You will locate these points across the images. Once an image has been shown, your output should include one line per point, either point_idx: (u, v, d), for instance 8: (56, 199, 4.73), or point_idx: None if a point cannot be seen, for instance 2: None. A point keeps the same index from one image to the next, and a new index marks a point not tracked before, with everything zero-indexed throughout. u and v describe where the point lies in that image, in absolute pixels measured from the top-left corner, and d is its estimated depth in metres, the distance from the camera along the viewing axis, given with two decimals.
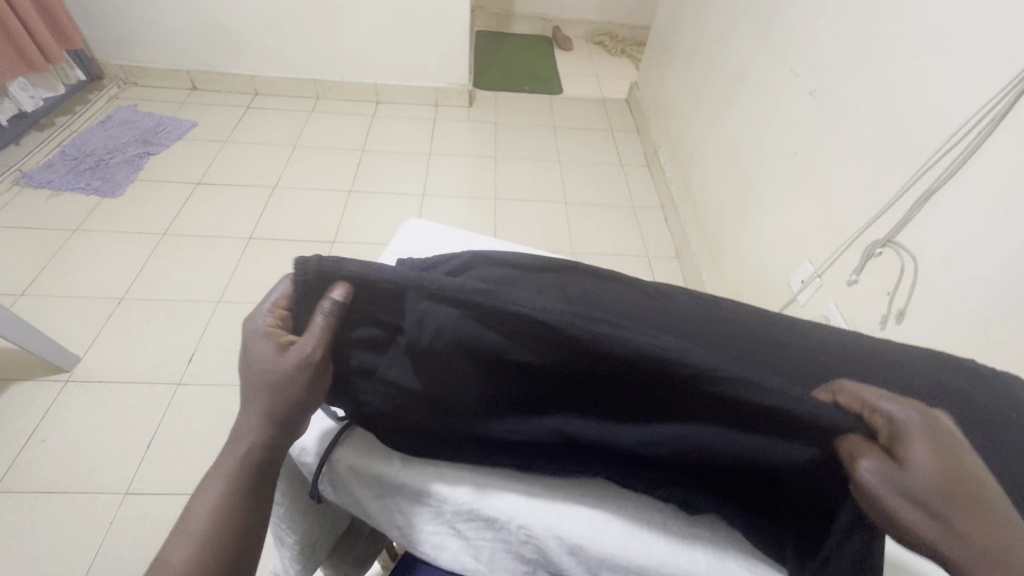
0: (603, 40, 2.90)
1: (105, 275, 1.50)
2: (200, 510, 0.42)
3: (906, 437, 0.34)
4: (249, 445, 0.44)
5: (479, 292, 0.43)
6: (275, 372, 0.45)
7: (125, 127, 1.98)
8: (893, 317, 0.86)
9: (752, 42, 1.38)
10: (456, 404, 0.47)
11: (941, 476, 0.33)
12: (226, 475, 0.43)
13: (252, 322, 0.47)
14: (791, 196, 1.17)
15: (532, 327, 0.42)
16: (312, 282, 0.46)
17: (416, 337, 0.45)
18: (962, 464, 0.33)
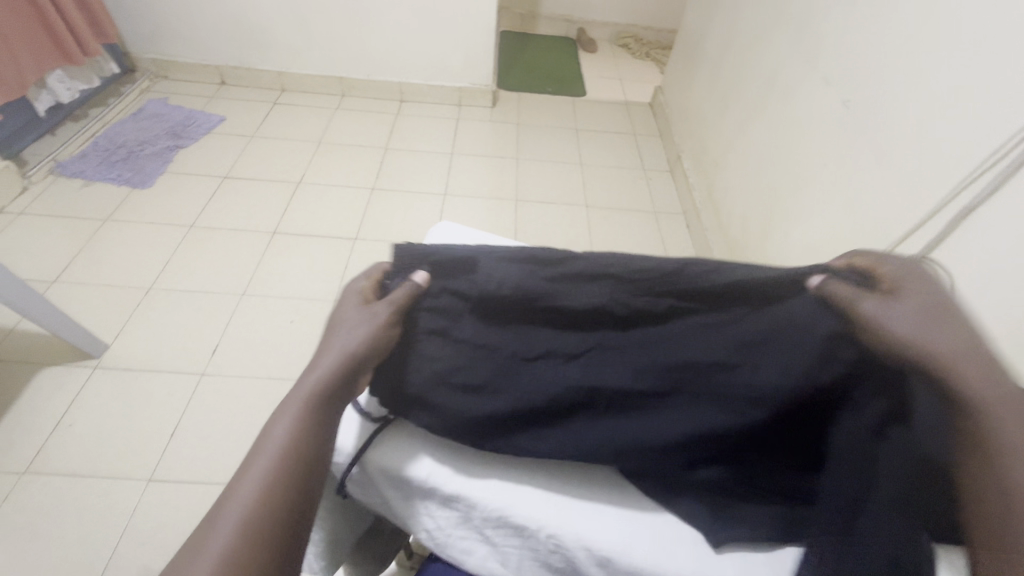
0: (627, 43, 2.89)
1: (134, 264, 1.54)
2: (272, 434, 0.43)
3: (901, 279, 0.45)
4: (321, 378, 0.46)
5: (541, 252, 0.55)
6: (361, 316, 0.50)
7: (156, 119, 2.02)
8: None
9: (783, 48, 1.37)
10: (513, 352, 0.52)
11: (927, 303, 0.43)
12: (300, 406, 0.45)
13: (349, 284, 0.54)
14: (819, 206, 1.16)
15: (579, 274, 0.53)
16: (409, 252, 0.56)
17: (491, 284, 0.52)
18: (940, 294, 0.44)
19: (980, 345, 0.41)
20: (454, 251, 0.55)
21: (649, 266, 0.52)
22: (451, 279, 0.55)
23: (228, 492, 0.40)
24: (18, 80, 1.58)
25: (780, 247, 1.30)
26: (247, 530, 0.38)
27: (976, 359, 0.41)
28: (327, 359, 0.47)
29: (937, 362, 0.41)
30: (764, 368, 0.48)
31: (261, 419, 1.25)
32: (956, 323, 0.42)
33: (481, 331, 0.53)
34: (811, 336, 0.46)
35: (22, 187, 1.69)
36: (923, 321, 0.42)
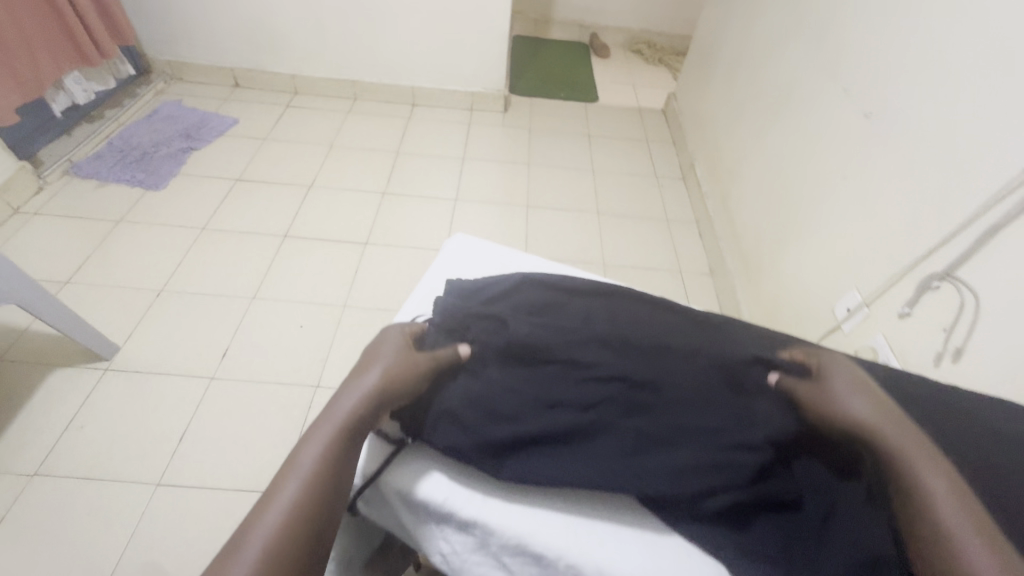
0: (640, 48, 2.88)
1: (147, 266, 1.55)
2: (310, 444, 0.51)
3: (828, 366, 0.58)
4: (352, 408, 0.54)
5: (554, 310, 0.67)
6: (399, 354, 0.61)
7: (170, 121, 2.03)
8: (949, 355, 0.82)
9: (800, 59, 1.35)
10: (538, 398, 0.58)
11: (852, 380, 0.55)
12: (336, 426, 0.53)
13: (388, 330, 0.66)
14: (837, 220, 1.14)
15: (588, 332, 0.63)
16: (448, 306, 0.68)
17: (517, 334, 0.62)
18: (858, 375, 0.56)
19: (889, 404, 0.52)
20: (484, 307, 0.67)
21: (643, 331, 0.63)
22: (481, 331, 0.65)
23: (270, 489, 0.48)
24: (36, 82, 1.60)
25: (796, 259, 1.29)
26: (286, 522, 0.45)
27: (887, 413, 0.51)
28: (365, 384, 0.56)
29: (855, 413, 0.52)
30: (738, 416, 0.57)
31: (270, 424, 1.24)
32: (868, 389, 0.54)
33: (503, 371, 0.61)
34: (762, 402, 0.59)
35: (37, 187, 1.70)
36: (843, 386, 0.55)
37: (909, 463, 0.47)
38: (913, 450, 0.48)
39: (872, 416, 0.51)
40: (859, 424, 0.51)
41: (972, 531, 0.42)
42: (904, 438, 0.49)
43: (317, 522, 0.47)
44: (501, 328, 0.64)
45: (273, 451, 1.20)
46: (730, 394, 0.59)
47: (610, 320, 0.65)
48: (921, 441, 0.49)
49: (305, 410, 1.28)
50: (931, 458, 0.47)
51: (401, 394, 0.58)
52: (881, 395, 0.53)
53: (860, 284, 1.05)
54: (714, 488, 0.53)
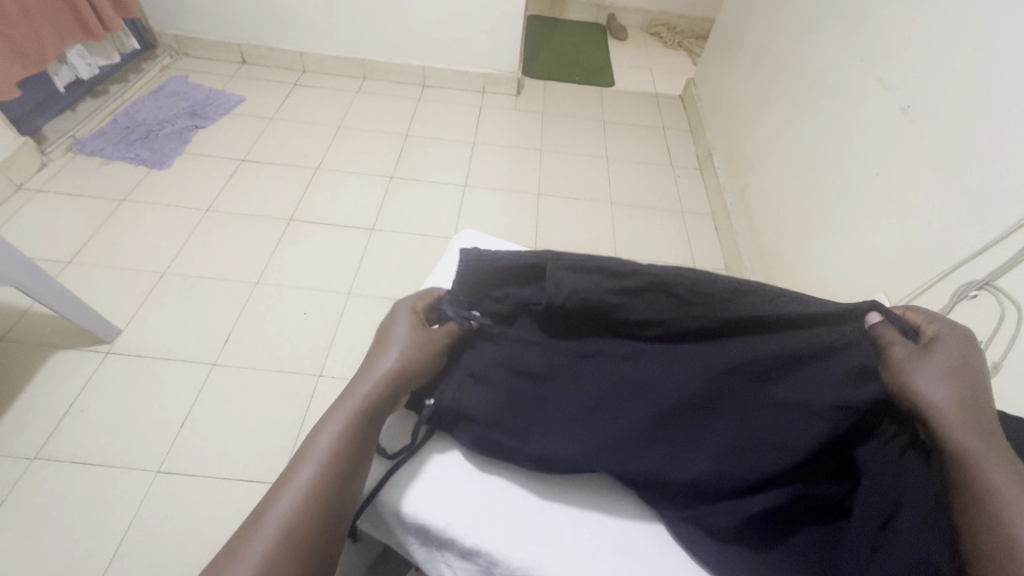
0: (659, 31, 2.78)
1: (151, 247, 1.52)
2: (326, 426, 0.52)
3: (939, 341, 0.55)
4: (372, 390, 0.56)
5: (604, 265, 0.63)
6: (414, 334, 0.62)
7: (176, 98, 1.99)
8: (985, 368, 0.77)
9: (834, 44, 1.27)
10: (572, 349, 0.66)
11: (956, 364, 0.52)
12: (352, 411, 0.54)
13: (398, 305, 0.66)
14: (867, 219, 1.08)
15: (632, 291, 0.63)
16: (479, 265, 0.66)
17: (557, 295, 0.63)
18: (970, 361, 0.53)
19: (979, 396, 0.50)
20: (517, 262, 0.65)
21: (692, 294, 0.61)
22: (514, 290, 0.67)
23: (287, 470, 0.49)
24: (38, 54, 1.56)
25: (819, 257, 1.23)
26: (304, 505, 0.46)
27: (974, 405, 0.50)
28: (381, 367, 0.58)
29: (939, 401, 0.50)
30: (805, 389, 0.58)
31: (272, 413, 1.22)
32: (966, 375, 0.52)
33: (533, 331, 0.67)
34: (834, 373, 0.57)
35: (41, 163, 1.67)
36: (936, 368, 0.52)
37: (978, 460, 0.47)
38: (988, 451, 0.47)
39: (965, 407, 0.50)
40: (940, 413, 0.50)
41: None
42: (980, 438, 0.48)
43: (334, 505, 0.48)
44: (540, 285, 0.66)
45: (274, 441, 1.18)
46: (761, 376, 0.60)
47: (658, 280, 0.62)
48: (1000, 445, 0.47)
49: (307, 400, 1.25)
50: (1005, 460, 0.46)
51: (416, 375, 0.60)
52: (978, 384, 0.51)
53: (888, 288, 1.00)
54: (741, 482, 0.56)
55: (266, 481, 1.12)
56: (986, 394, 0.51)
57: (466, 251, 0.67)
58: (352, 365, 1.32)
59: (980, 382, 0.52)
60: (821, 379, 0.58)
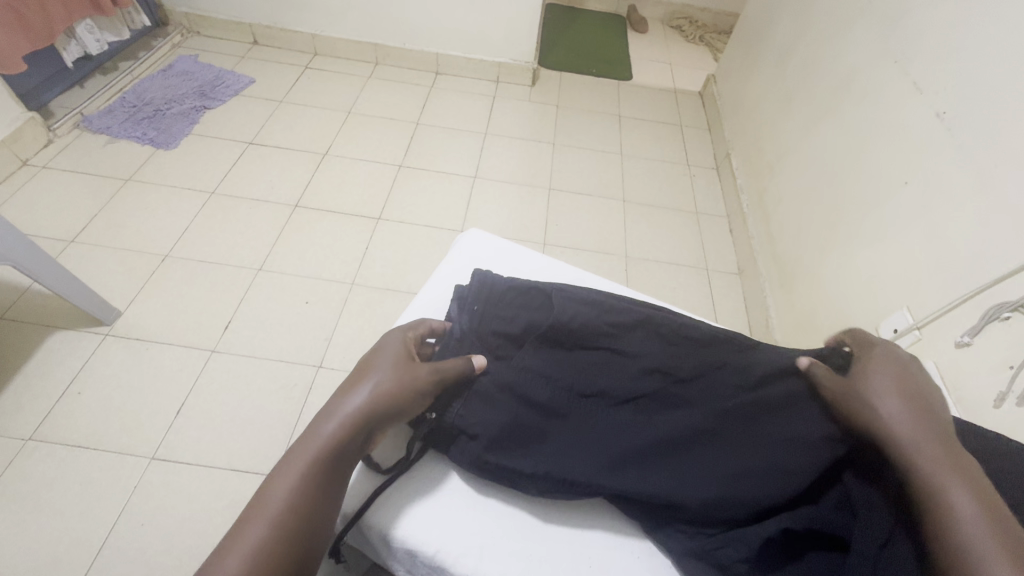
0: (681, 25, 2.70)
1: (154, 229, 1.50)
2: (283, 473, 0.47)
3: (875, 361, 0.56)
4: (333, 433, 0.50)
5: (605, 299, 0.68)
6: (396, 368, 0.56)
7: (185, 77, 1.96)
8: (1014, 397, 0.72)
9: (867, 46, 1.21)
10: (572, 386, 0.63)
11: (900, 382, 0.53)
12: (312, 456, 0.48)
13: (385, 337, 0.61)
14: (896, 231, 1.02)
15: (630, 322, 0.66)
16: (487, 281, 0.69)
17: (563, 316, 0.65)
18: (911, 375, 0.54)
19: (931, 406, 0.51)
20: (525, 283, 0.70)
21: (691, 329, 0.65)
22: (523, 310, 0.67)
23: (238, 522, 0.44)
24: (46, 29, 1.53)
25: (837, 270, 1.19)
26: (255, 566, 0.41)
27: (926, 417, 0.50)
28: (352, 406, 0.52)
29: (886, 416, 0.51)
30: (800, 417, 0.60)
31: (268, 404, 1.20)
32: (912, 389, 0.53)
33: (540, 358, 0.65)
34: (813, 413, 0.59)
35: (47, 140, 1.65)
36: (882, 382, 0.54)
37: (934, 474, 0.47)
38: (942, 461, 0.47)
39: (916, 425, 0.50)
40: (891, 431, 0.51)
41: (999, 552, 0.41)
42: (935, 450, 0.48)
43: (292, 561, 0.44)
44: (545, 310, 0.67)
45: (270, 433, 1.16)
46: (757, 411, 0.61)
47: (654, 312, 0.67)
48: (955, 454, 0.48)
49: (305, 392, 1.23)
50: (966, 472, 0.46)
51: (395, 414, 0.54)
52: (925, 397, 0.52)
53: (913, 304, 0.95)
54: (744, 516, 0.56)
55: (260, 473, 1.11)
56: (939, 412, 0.52)
57: (475, 271, 0.71)
58: (351, 358, 1.30)
59: (929, 395, 0.53)
60: (809, 411, 0.60)
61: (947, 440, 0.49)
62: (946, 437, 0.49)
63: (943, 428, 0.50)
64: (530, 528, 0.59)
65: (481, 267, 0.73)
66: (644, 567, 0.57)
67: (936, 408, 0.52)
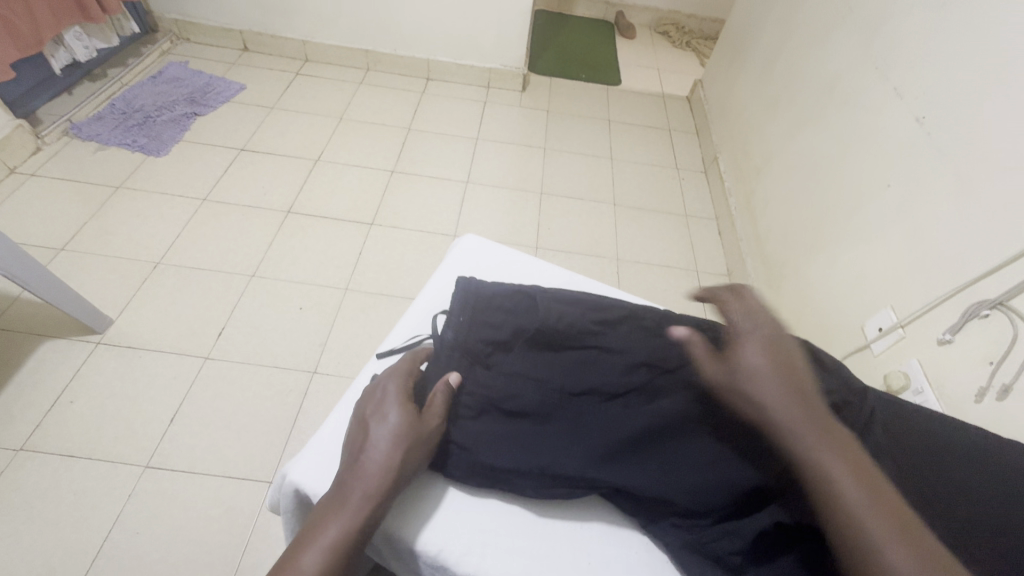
0: (668, 30, 2.74)
1: (146, 236, 1.49)
2: (316, 540, 0.47)
3: (743, 336, 0.57)
4: (364, 498, 0.50)
5: (588, 299, 0.69)
6: (410, 420, 0.56)
7: (175, 84, 1.95)
8: (995, 392, 0.75)
9: (850, 51, 1.24)
10: (563, 385, 0.64)
11: (769, 358, 0.54)
12: (347, 519, 0.48)
13: (383, 385, 0.60)
14: (879, 232, 1.05)
15: (615, 318, 0.67)
16: (471, 288, 0.69)
17: (549, 318, 0.66)
18: (777, 346, 0.56)
19: (795, 379, 0.53)
20: (510, 288, 0.70)
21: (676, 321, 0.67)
22: (509, 314, 0.68)
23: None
24: (34, 36, 1.52)
25: (824, 271, 1.21)
26: None
27: (802, 388, 0.53)
28: (372, 465, 0.52)
29: (767, 398, 0.52)
30: None
31: (263, 411, 1.20)
32: (786, 361, 0.55)
33: (526, 361, 0.65)
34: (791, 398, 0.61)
35: (35, 147, 1.64)
36: (755, 361, 0.54)
37: (816, 449, 0.49)
38: (821, 436, 0.50)
39: (792, 406, 0.51)
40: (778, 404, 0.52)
41: (881, 520, 0.44)
42: (812, 429, 0.50)
43: None
44: (529, 314, 0.67)
45: (265, 439, 1.16)
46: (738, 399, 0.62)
47: (637, 309, 0.69)
48: (830, 433, 0.50)
49: (300, 397, 1.23)
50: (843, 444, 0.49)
51: (410, 467, 0.55)
52: (793, 367, 0.54)
53: (898, 303, 0.97)
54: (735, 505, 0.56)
55: (256, 480, 1.11)
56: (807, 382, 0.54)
57: (458, 280, 0.71)
58: (346, 363, 1.30)
59: (795, 364, 0.55)
60: None
61: (818, 415, 0.51)
62: (817, 411, 0.52)
63: (813, 404, 0.52)
64: (531, 527, 0.60)
65: (464, 275, 0.73)
66: (642, 561, 0.59)
67: (802, 377, 0.54)
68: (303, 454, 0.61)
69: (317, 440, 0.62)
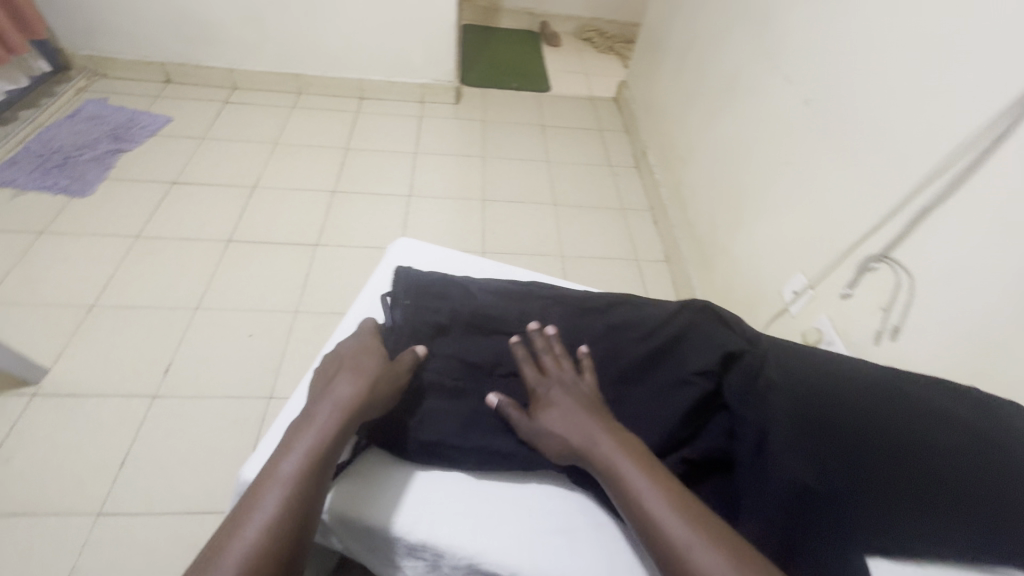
0: (591, 37, 2.88)
1: (77, 279, 1.44)
2: (290, 451, 0.52)
3: (539, 392, 0.64)
4: (331, 418, 0.55)
5: (523, 287, 0.76)
6: (380, 363, 0.63)
7: (95, 121, 1.89)
8: (888, 333, 0.87)
9: (746, 44, 1.37)
10: (496, 367, 0.68)
11: (566, 404, 0.61)
12: (318, 434, 0.53)
13: (354, 340, 0.66)
14: (785, 206, 1.15)
15: (544, 300, 0.75)
16: (413, 277, 0.74)
17: (484, 304, 0.72)
18: (570, 392, 0.63)
19: (591, 414, 0.60)
20: (446, 278, 0.75)
21: (600, 298, 0.75)
22: (449, 300, 0.72)
23: (245, 503, 0.48)
24: None
25: (746, 245, 1.31)
26: (273, 533, 0.46)
27: (604, 429, 0.58)
28: (342, 391, 0.58)
29: (569, 438, 0.59)
30: (682, 358, 0.67)
31: (220, 442, 1.18)
32: (582, 411, 0.60)
33: (462, 344, 0.69)
34: (698, 349, 0.67)
35: None
36: (553, 413, 0.61)
37: (616, 469, 0.55)
38: (622, 457, 0.55)
39: (591, 440, 0.57)
40: (581, 455, 0.57)
41: (678, 516, 0.50)
42: (613, 449, 0.56)
43: (303, 522, 0.48)
44: (469, 299, 0.72)
45: (226, 469, 1.14)
46: (655, 359, 0.67)
47: (563, 293, 0.75)
48: (630, 449, 0.56)
49: (257, 424, 1.22)
50: (647, 468, 0.54)
51: (380, 397, 0.60)
52: (588, 405, 0.61)
53: (806, 268, 1.07)
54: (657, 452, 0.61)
55: (220, 512, 1.09)
56: (606, 416, 0.61)
57: (399, 270, 0.75)
58: None
59: (591, 400, 0.62)
60: (694, 347, 0.67)
61: (615, 438, 0.57)
62: (614, 435, 0.58)
63: (613, 430, 0.59)
64: (485, 496, 0.61)
65: (404, 267, 0.77)
66: (595, 521, 0.60)
67: (599, 411, 0.61)
68: (254, 454, 0.62)
69: (269, 437, 0.64)
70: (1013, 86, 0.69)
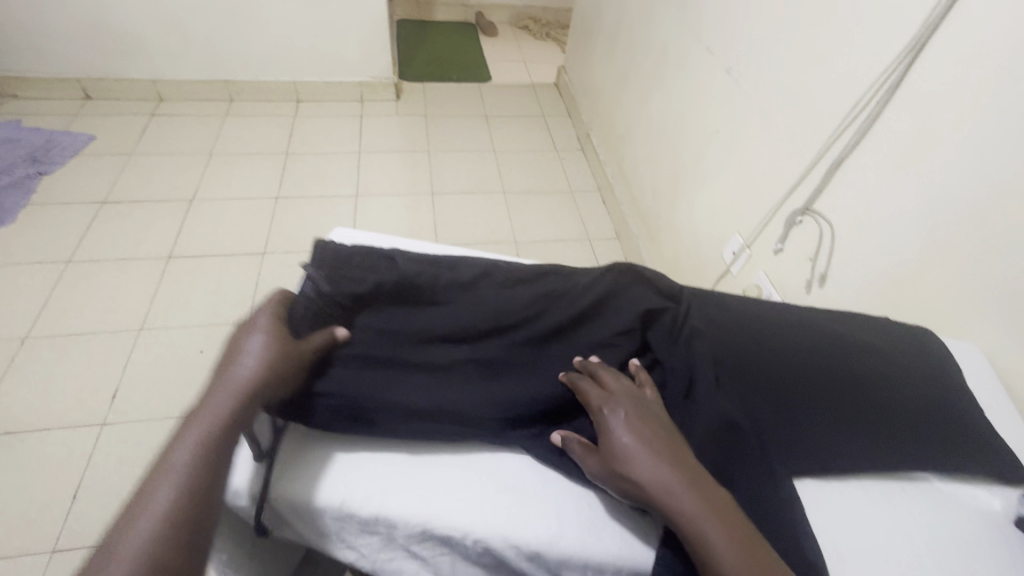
0: (527, 24, 2.89)
1: (5, 312, 1.35)
2: (181, 441, 0.51)
3: (609, 421, 0.58)
4: (225, 403, 0.54)
5: (451, 258, 0.76)
6: (281, 342, 0.61)
7: (8, 145, 1.77)
8: (817, 281, 0.93)
9: (670, 19, 1.41)
10: (430, 330, 0.67)
11: (640, 440, 0.56)
12: (211, 420, 0.53)
13: (253, 315, 0.64)
14: (718, 172, 1.20)
15: (473, 267, 0.75)
16: (330, 251, 0.73)
17: (407, 271, 0.71)
18: (644, 425, 0.57)
19: (671, 455, 0.55)
20: (367, 250, 0.74)
21: (538, 267, 0.76)
22: (369, 271, 0.71)
23: (138, 495, 0.48)
24: None
25: (687, 214, 1.36)
26: (166, 521, 0.46)
27: (687, 479, 0.53)
28: (237, 374, 0.57)
29: (645, 482, 0.53)
30: (613, 314, 0.70)
31: None
32: (660, 451, 0.55)
33: (387, 315, 0.69)
34: (627, 305, 0.70)
35: None
36: (627, 449, 0.55)
37: (698, 528, 0.50)
38: (706, 515, 0.50)
39: (671, 489, 0.52)
40: (657, 500, 0.52)
41: None
42: (695, 505, 0.51)
43: (202, 507, 0.48)
44: (391, 268, 0.72)
45: None
46: (592, 320, 0.70)
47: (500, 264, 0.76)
48: (715, 505, 0.51)
49: None
50: (735, 532, 0.49)
51: (283, 376, 0.59)
52: (668, 444, 0.56)
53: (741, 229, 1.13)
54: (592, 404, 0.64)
55: None
56: (684, 456, 0.55)
57: (317, 243, 0.75)
58: None
59: (668, 437, 0.56)
60: (624, 303, 0.70)
61: (698, 487, 0.52)
62: (697, 483, 0.53)
63: (695, 476, 0.53)
64: (433, 467, 0.62)
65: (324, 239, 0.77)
66: (542, 475, 0.62)
67: (679, 452, 0.55)
68: None
69: None
70: (897, 42, 0.75)
